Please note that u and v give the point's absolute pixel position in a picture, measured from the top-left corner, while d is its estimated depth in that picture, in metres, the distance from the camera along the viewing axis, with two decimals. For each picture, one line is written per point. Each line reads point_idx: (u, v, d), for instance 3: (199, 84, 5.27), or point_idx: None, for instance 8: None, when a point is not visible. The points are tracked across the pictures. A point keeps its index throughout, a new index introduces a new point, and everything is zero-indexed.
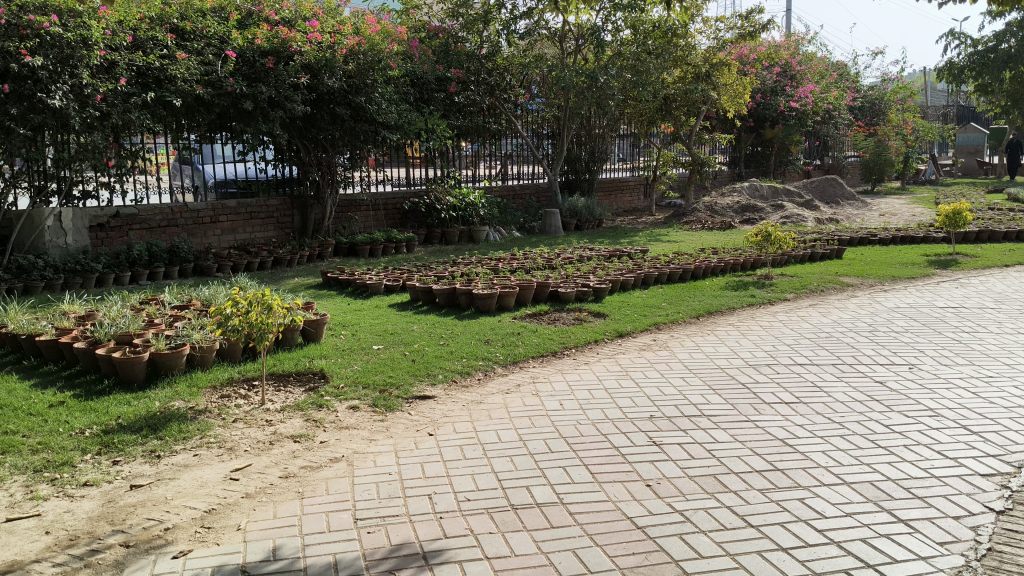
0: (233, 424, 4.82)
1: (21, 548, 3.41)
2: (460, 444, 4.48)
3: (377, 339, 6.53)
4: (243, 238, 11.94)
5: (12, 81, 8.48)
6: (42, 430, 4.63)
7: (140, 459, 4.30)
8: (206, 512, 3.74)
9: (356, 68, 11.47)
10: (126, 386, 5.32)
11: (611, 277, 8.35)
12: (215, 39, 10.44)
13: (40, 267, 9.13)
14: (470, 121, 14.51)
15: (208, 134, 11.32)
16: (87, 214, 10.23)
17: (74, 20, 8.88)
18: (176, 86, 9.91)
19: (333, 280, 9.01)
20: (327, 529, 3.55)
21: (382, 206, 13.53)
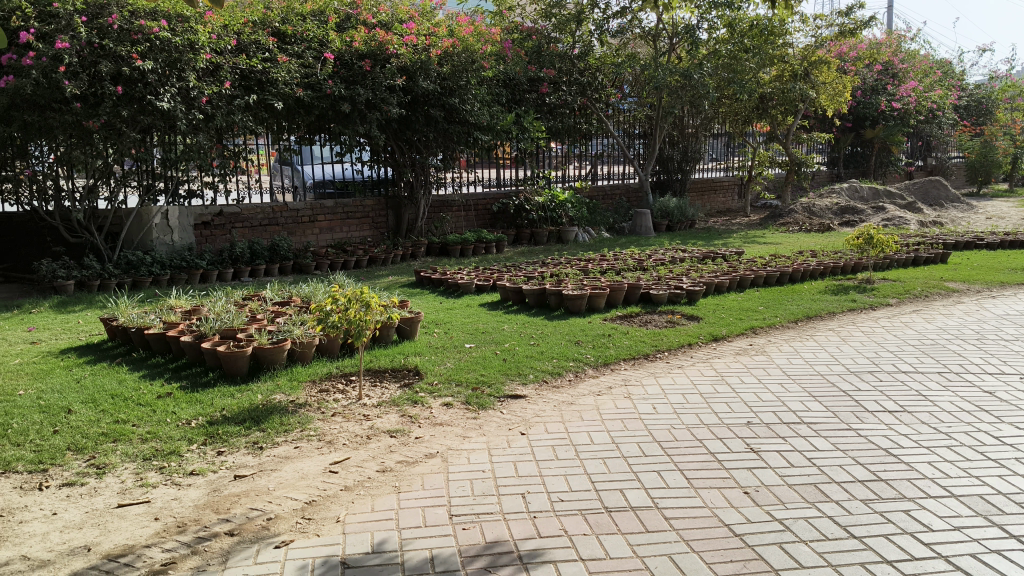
0: (331, 418, 4.91)
1: (132, 533, 3.54)
2: (552, 444, 4.47)
3: (468, 337, 6.57)
4: (339, 237, 12.21)
5: (124, 85, 8.92)
6: (151, 420, 4.80)
7: (244, 450, 4.42)
8: (307, 503, 3.82)
9: (450, 69, 11.61)
10: (230, 378, 5.49)
11: (705, 280, 8.22)
12: (315, 42, 10.70)
13: (148, 263, 9.51)
14: (561, 122, 14.49)
15: (307, 135, 11.60)
16: (192, 212, 10.55)
17: (182, 25, 9.26)
18: (277, 89, 10.16)
19: (426, 279, 9.11)
20: (423, 524, 3.58)
21: (472, 207, 13.70)
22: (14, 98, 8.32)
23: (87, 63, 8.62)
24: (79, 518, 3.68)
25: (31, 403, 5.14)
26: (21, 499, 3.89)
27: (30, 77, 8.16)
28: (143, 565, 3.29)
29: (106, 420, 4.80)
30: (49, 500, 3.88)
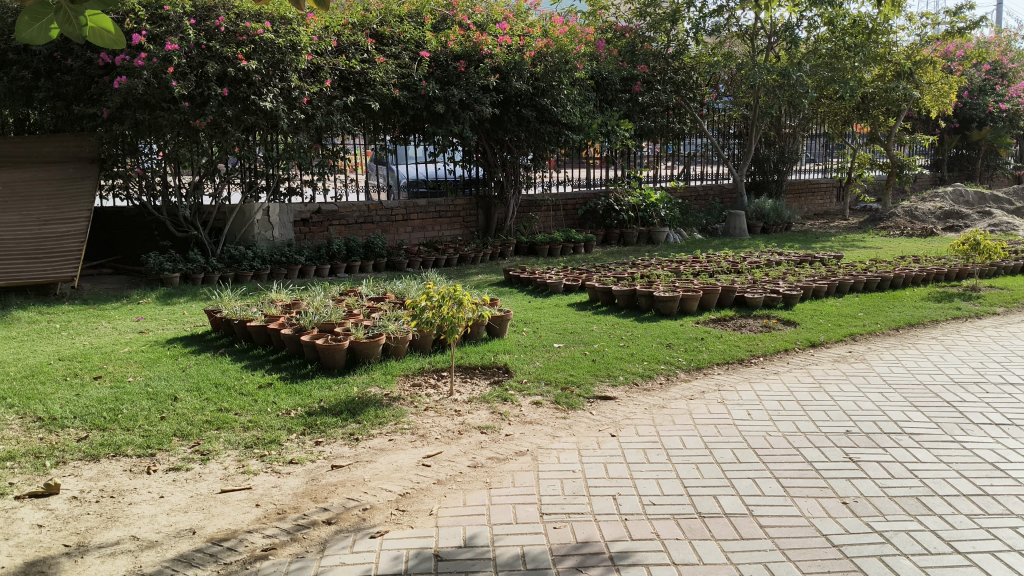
0: (424, 412, 4.99)
1: (235, 518, 3.67)
2: (643, 447, 4.43)
3: (558, 337, 6.57)
4: (431, 236, 12.37)
5: (229, 85, 9.22)
6: (252, 409, 4.96)
7: (340, 441, 4.53)
8: (401, 495, 3.88)
9: (543, 69, 11.65)
10: (328, 370, 5.63)
11: (802, 284, 8.04)
12: (411, 43, 10.86)
13: (250, 257, 9.82)
14: (654, 121, 14.37)
15: (402, 135, 11.81)
16: (292, 210, 10.86)
17: (285, 27, 9.53)
18: (374, 90, 10.39)
19: (515, 278, 9.16)
20: (514, 520, 3.60)
21: (561, 207, 13.71)
22: (127, 98, 8.77)
23: (196, 64, 8.96)
24: (185, 502, 3.84)
25: (140, 389, 5.38)
26: (132, 482, 4.08)
27: (142, 78, 8.54)
28: (245, 550, 3.41)
29: (210, 409, 4.98)
30: (157, 483, 4.06)
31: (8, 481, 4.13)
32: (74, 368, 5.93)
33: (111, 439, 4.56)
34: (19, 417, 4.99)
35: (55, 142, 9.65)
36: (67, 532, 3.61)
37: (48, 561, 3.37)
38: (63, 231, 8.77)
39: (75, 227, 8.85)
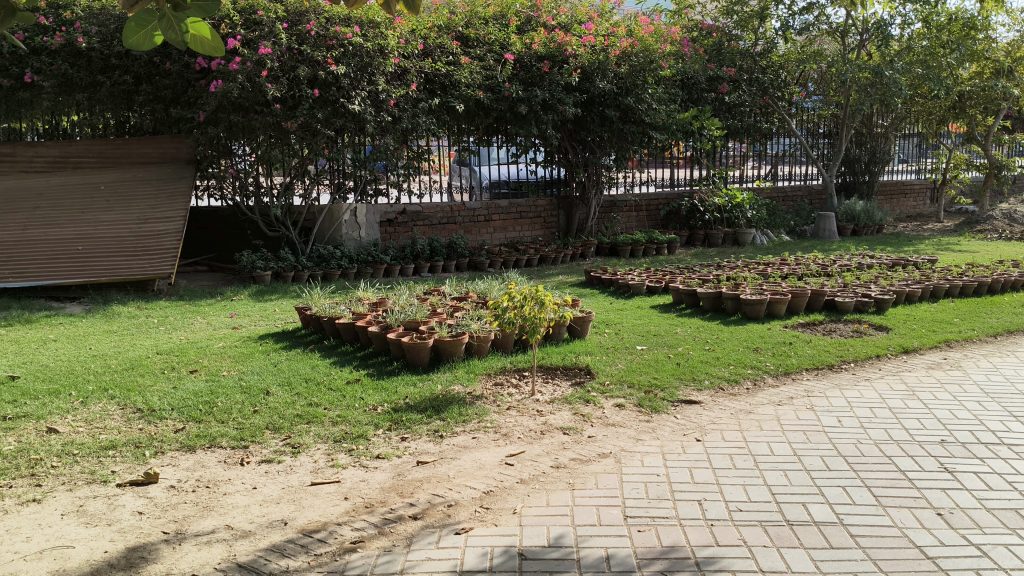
0: (507, 411, 5.02)
1: (324, 510, 3.78)
2: (730, 453, 4.38)
3: (641, 339, 6.54)
4: (512, 237, 12.43)
5: (319, 88, 9.48)
6: (340, 405, 5.10)
7: (425, 438, 4.61)
8: (485, 493, 3.92)
9: (628, 69, 11.57)
10: (413, 368, 5.73)
11: (895, 288, 7.81)
12: (496, 45, 10.96)
13: (338, 257, 10.06)
14: (740, 121, 14.18)
15: (485, 136, 11.85)
16: (378, 210, 11.06)
17: (373, 30, 9.71)
18: (459, 92, 10.52)
19: (596, 279, 9.15)
20: (598, 522, 3.59)
21: (644, 207, 13.64)
22: (222, 101, 9.14)
23: (287, 68, 9.21)
24: (277, 493, 3.98)
25: (234, 383, 5.56)
26: (226, 473, 4.23)
27: (236, 81, 8.86)
28: (334, 541, 3.51)
29: (300, 403, 5.13)
30: (250, 474, 4.21)
31: (111, 468, 4.33)
32: (171, 361, 6.15)
33: (206, 431, 4.74)
34: (121, 407, 5.22)
35: (154, 145, 10.01)
36: (166, 519, 3.76)
37: (148, 546, 3.52)
38: (159, 230, 9.08)
39: (171, 226, 9.14)
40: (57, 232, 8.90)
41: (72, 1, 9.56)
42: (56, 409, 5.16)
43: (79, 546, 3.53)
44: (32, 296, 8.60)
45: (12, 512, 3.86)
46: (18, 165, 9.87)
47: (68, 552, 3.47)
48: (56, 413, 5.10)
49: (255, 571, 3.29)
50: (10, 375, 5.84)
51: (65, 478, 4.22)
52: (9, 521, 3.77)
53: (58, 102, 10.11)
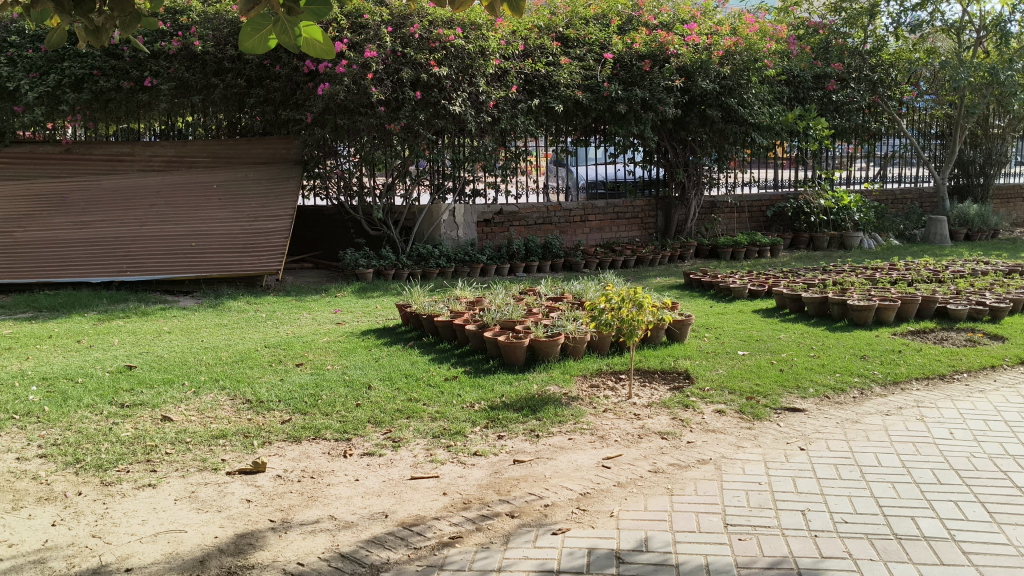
0: (604, 413, 5.01)
1: (423, 505, 3.86)
2: (835, 463, 4.26)
3: (742, 344, 6.42)
4: (609, 237, 12.32)
5: (422, 90, 9.69)
6: (439, 401, 5.19)
7: (522, 436, 4.65)
8: (582, 494, 3.92)
9: (731, 69, 11.35)
10: (509, 366, 5.80)
11: (1012, 296, 7.45)
12: (596, 45, 10.98)
13: (437, 255, 10.20)
14: (848, 121, 13.81)
15: (583, 136, 11.83)
16: (476, 210, 11.09)
17: (474, 32, 9.84)
18: (558, 92, 10.55)
19: (696, 281, 9.06)
20: (698, 529, 3.55)
21: (746, 208, 13.35)
22: (329, 103, 9.43)
23: (391, 70, 9.50)
24: (378, 486, 4.08)
25: (337, 377, 5.72)
26: (330, 464, 4.36)
27: (343, 84, 9.17)
28: (433, 535, 3.57)
29: (400, 398, 5.25)
30: (352, 466, 4.33)
31: (221, 457, 4.50)
32: (278, 354, 6.36)
33: (311, 423, 4.89)
34: (231, 397, 5.42)
35: (265, 146, 10.41)
36: (273, 507, 3.89)
37: (256, 533, 3.64)
38: (268, 228, 9.37)
39: (279, 224, 9.42)
40: (172, 229, 9.30)
41: (188, 7, 9.97)
42: (171, 398, 5.39)
43: (191, 530, 3.68)
44: (148, 289, 9.00)
45: (129, 495, 4.05)
46: (138, 164, 10.37)
47: (180, 536, 3.63)
48: (170, 402, 5.34)
49: (356, 561, 3.37)
50: (128, 364, 6.13)
51: (178, 465, 4.41)
52: (127, 503, 3.97)
53: (175, 104, 10.55)
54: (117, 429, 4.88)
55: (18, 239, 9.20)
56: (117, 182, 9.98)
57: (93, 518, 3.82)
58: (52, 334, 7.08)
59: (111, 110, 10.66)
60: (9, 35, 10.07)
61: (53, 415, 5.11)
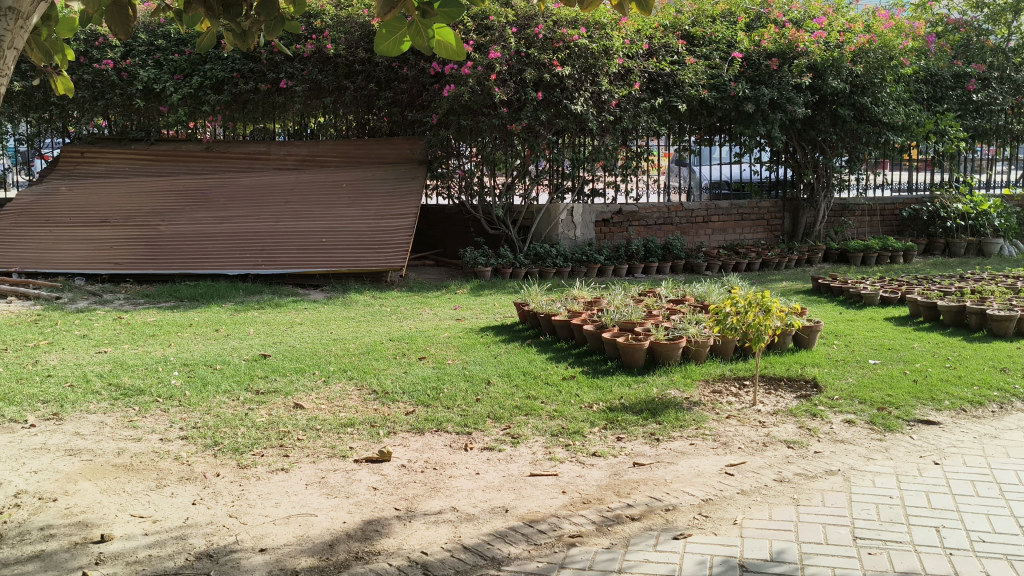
0: (727, 419, 4.93)
1: (544, 502, 3.89)
2: (971, 479, 4.06)
3: (873, 353, 6.20)
4: (732, 239, 12.10)
5: (544, 90, 9.75)
6: (557, 399, 5.23)
7: (642, 439, 4.63)
8: (704, 500, 3.87)
9: (865, 67, 10.97)
10: (628, 369, 5.76)
11: None
12: (723, 43, 10.80)
13: (554, 255, 10.23)
14: (989, 121, 13.09)
15: (707, 136, 11.67)
16: (594, 210, 11.06)
17: (599, 32, 9.87)
18: (682, 91, 10.39)
19: (824, 287, 8.80)
20: (824, 541, 3.45)
21: (878, 211, 12.90)
22: (454, 104, 9.62)
23: (515, 71, 9.62)
24: (498, 481, 4.14)
25: (458, 371, 5.82)
26: (451, 456, 4.46)
27: (467, 85, 9.38)
28: (554, 533, 3.59)
29: (520, 395, 5.31)
30: (473, 460, 4.40)
31: (348, 445, 4.65)
32: (402, 348, 6.52)
33: (434, 416, 5.01)
34: (357, 388, 5.60)
35: (392, 145, 10.66)
36: (397, 496, 4.00)
37: (381, 521, 3.75)
38: (392, 225, 9.59)
39: (403, 222, 9.62)
40: (303, 225, 9.65)
41: (322, 11, 10.40)
42: (302, 386, 5.61)
43: (321, 515, 3.82)
44: (281, 282, 9.38)
45: (264, 478, 4.24)
46: (272, 163, 10.81)
47: (311, 520, 3.77)
48: (301, 390, 5.55)
49: (478, 554, 3.43)
50: (262, 353, 6.40)
51: (308, 451, 4.58)
52: (261, 486, 4.15)
53: (309, 105, 10.91)
54: (252, 415, 5.10)
55: (162, 233, 9.73)
56: (252, 179, 10.43)
57: (230, 499, 4.01)
58: (192, 323, 7.47)
59: (249, 111, 11.14)
60: (157, 39, 10.85)
61: (193, 399, 5.39)
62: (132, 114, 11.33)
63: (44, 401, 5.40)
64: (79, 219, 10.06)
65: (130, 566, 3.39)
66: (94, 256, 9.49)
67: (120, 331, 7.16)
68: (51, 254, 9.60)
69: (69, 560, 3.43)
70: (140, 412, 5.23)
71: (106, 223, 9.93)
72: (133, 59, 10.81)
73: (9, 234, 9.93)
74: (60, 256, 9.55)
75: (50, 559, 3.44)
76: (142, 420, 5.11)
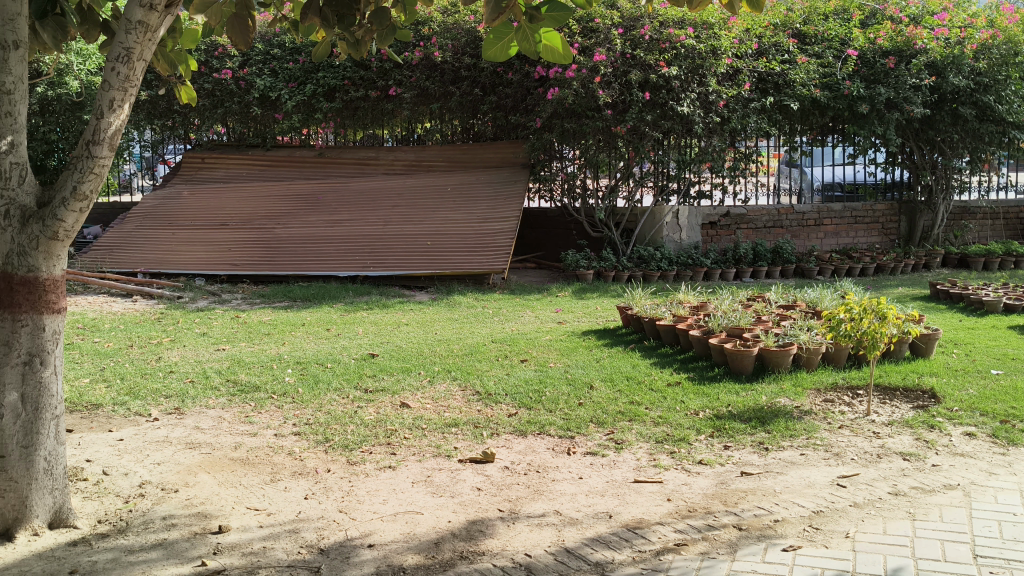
0: (839, 430, 4.79)
1: (648, 509, 3.86)
2: None
3: (995, 363, 5.91)
4: (845, 243, 11.66)
5: (650, 91, 9.68)
6: (662, 406, 5.17)
7: (750, 448, 4.54)
8: (814, 512, 3.77)
9: (988, 64, 10.43)
10: (736, 376, 5.66)
11: None
12: (837, 40, 10.54)
13: (659, 258, 10.15)
14: None
15: (819, 136, 11.40)
16: (700, 212, 10.85)
17: (707, 31, 9.74)
18: (794, 90, 10.16)
19: (943, 293, 8.45)
20: (942, 557, 3.32)
21: (1001, 215, 12.30)
22: (559, 107, 9.69)
23: (621, 72, 9.59)
24: (601, 486, 4.12)
25: (560, 375, 5.83)
26: (554, 460, 4.47)
27: (572, 88, 9.40)
28: (657, 540, 3.56)
29: (624, 400, 5.28)
30: (576, 464, 4.40)
31: (453, 445, 4.72)
32: (504, 350, 6.57)
33: (537, 419, 5.03)
34: (462, 389, 5.66)
35: (496, 150, 10.75)
36: (501, 498, 4.03)
37: (486, 521, 3.79)
38: (496, 228, 9.65)
39: (506, 224, 9.67)
40: (409, 228, 9.84)
41: (430, 18, 10.60)
42: (409, 386, 5.72)
43: (426, 513, 3.88)
44: (388, 284, 9.57)
45: (373, 475, 4.34)
46: (381, 168, 11.06)
47: (417, 518, 3.84)
48: (407, 389, 5.65)
49: (581, 558, 3.42)
50: (370, 353, 6.55)
51: (415, 449, 4.66)
52: (370, 483, 4.25)
53: (416, 112, 11.12)
54: (361, 413, 5.23)
55: (276, 235, 10.08)
56: (361, 184, 10.69)
57: (340, 495, 4.11)
58: (305, 322, 7.71)
59: (359, 118, 11.42)
60: (273, 48, 11.31)
61: (306, 396, 5.57)
62: (249, 122, 11.81)
63: (167, 396, 5.66)
64: (199, 221, 10.51)
65: (246, 556, 3.52)
66: (213, 258, 9.91)
67: (237, 329, 7.44)
68: (174, 256, 10.06)
69: (190, 549, 3.58)
70: (256, 407, 5.43)
71: (225, 226, 10.34)
72: (251, 69, 11.27)
73: (134, 236, 10.44)
74: (182, 257, 9.99)
75: (172, 547, 3.59)
76: (257, 416, 5.30)
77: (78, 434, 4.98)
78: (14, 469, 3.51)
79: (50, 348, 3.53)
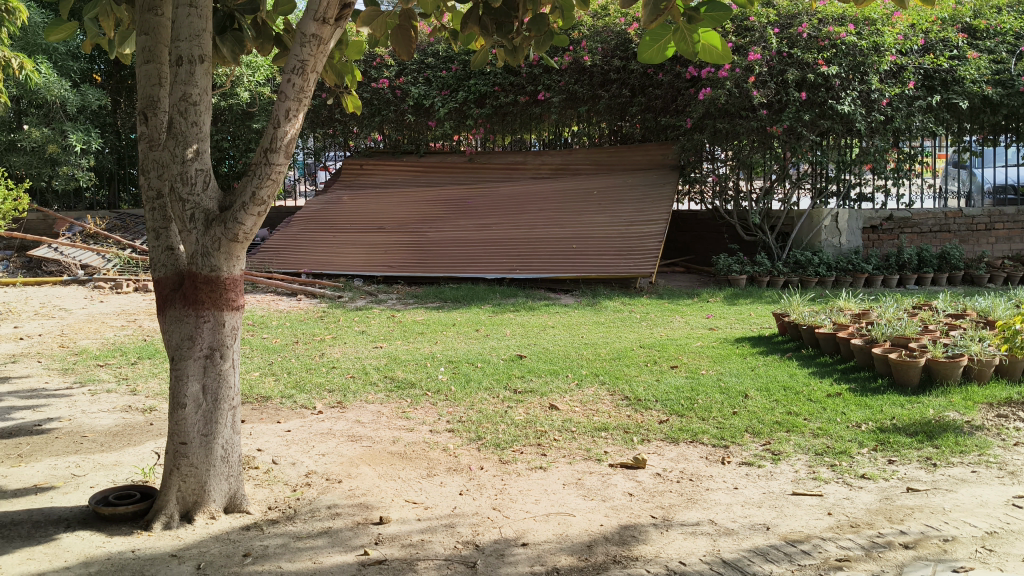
0: (1015, 447, 4.51)
1: (807, 522, 3.76)
2: None
3: None
4: (1019, 248, 10.92)
5: (808, 91, 9.40)
6: (822, 417, 5.02)
7: (917, 463, 4.34)
8: (988, 533, 3.57)
9: None
10: (901, 388, 5.42)
11: None
12: (1011, 34, 9.91)
13: (816, 263, 9.83)
14: None
15: (991, 135, 10.75)
16: (861, 215, 10.48)
17: (869, 27, 9.43)
18: (963, 87, 9.64)
19: None
20: None
21: None
22: (711, 107, 9.57)
23: (776, 71, 9.39)
24: (758, 497, 4.05)
25: (712, 382, 5.75)
26: (708, 469, 4.41)
27: (725, 88, 9.30)
28: (818, 555, 3.45)
29: (780, 410, 5.15)
30: (731, 474, 4.33)
31: (604, 449, 4.74)
32: (654, 355, 6.52)
33: (689, 426, 4.98)
34: (611, 393, 5.67)
35: (644, 152, 10.69)
36: (653, 504, 4.02)
37: (638, 527, 3.79)
38: (642, 231, 9.58)
39: (653, 227, 9.56)
40: (556, 231, 9.92)
41: (580, 23, 10.69)
42: (557, 388, 5.78)
43: (579, 515, 3.92)
44: (534, 286, 9.67)
45: (525, 474, 4.41)
46: (528, 172, 11.19)
47: (570, 519, 3.88)
48: (556, 391, 5.72)
49: (738, 569, 3.37)
50: (520, 354, 6.64)
51: (566, 452, 4.71)
52: (523, 482, 4.32)
53: (564, 116, 11.21)
54: (512, 412, 5.32)
55: (428, 238, 10.38)
56: (510, 188, 10.84)
57: (493, 492, 4.21)
58: (456, 323, 7.90)
59: (508, 123, 11.62)
60: (428, 57, 11.72)
61: (460, 395, 5.72)
62: (404, 129, 12.27)
63: (330, 390, 5.93)
64: (356, 225, 10.94)
65: (406, 548, 3.64)
66: (370, 259, 10.31)
67: (394, 329, 7.69)
68: (332, 258, 10.52)
69: (353, 538, 3.74)
70: (413, 404, 5.61)
71: (380, 229, 10.72)
72: (406, 77, 11.78)
73: (295, 239, 10.98)
74: (340, 259, 10.44)
75: (337, 535, 3.77)
76: (414, 412, 5.48)
77: (251, 425, 5.30)
78: (195, 455, 3.77)
79: (229, 343, 3.77)
